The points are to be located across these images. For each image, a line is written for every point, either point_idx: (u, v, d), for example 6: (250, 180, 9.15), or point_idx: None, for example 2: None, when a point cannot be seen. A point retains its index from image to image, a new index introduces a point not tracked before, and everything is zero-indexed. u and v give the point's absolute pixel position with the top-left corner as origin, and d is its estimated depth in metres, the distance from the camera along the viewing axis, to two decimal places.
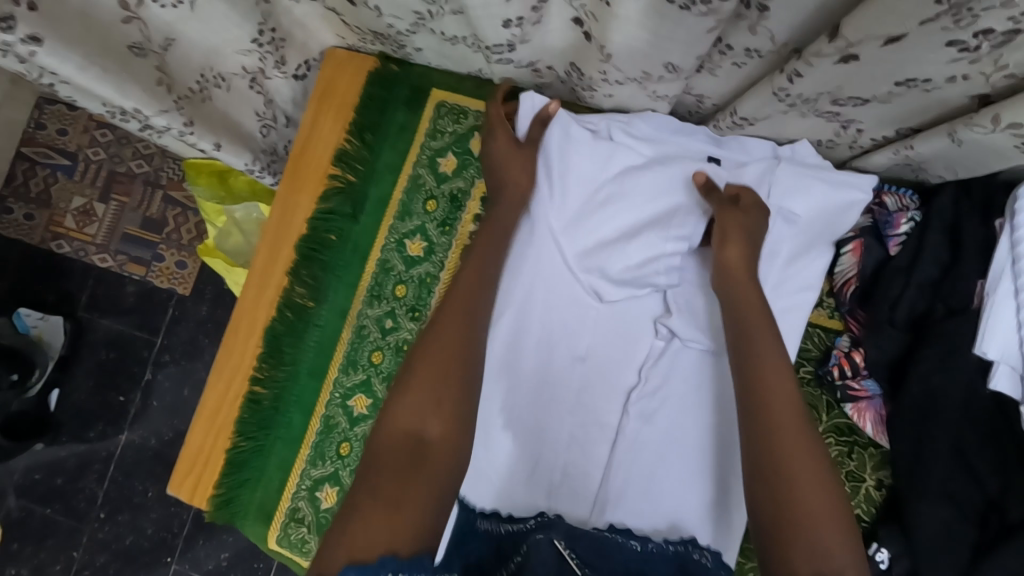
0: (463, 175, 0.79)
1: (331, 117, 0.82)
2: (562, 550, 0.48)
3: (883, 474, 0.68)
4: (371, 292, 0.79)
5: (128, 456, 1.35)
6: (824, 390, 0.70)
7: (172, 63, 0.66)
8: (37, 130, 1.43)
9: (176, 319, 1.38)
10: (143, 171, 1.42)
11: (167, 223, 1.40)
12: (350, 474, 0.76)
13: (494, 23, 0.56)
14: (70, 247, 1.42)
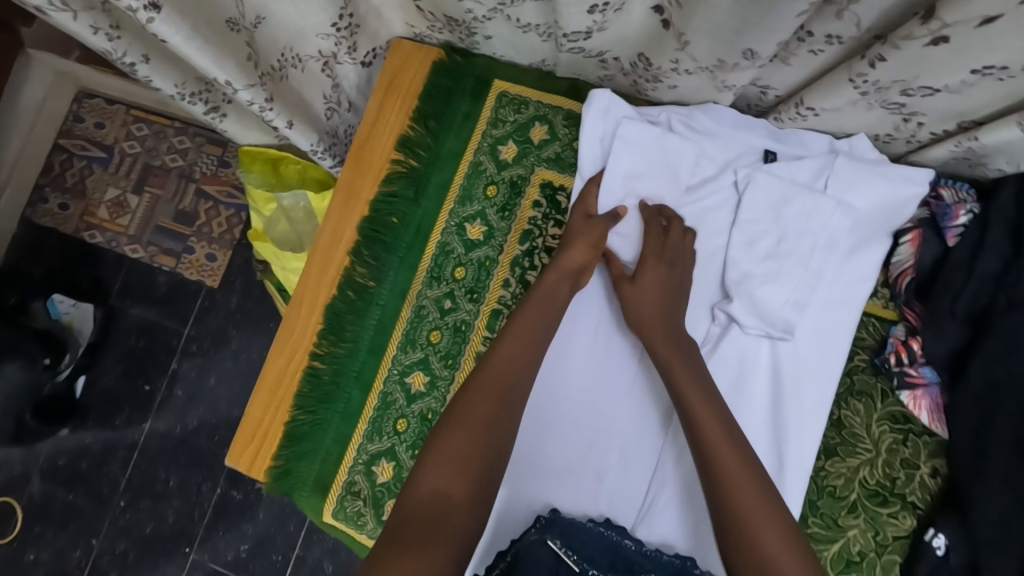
0: (523, 163, 0.82)
1: (394, 110, 0.85)
2: (558, 548, 0.58)
3: (937, 462, 0.69)
4: (431, 273, 0.81)
5: (152, 444, 1.36)
6: (880, 378, 0.71)
7: (260, 41, 0.69)
8: (76, 122, 1.47)
9: (205, 310, 1.40)
10: (177, 165, 1.45)
11: (199, 216, 1.43)
12: (408, 449, 0.77)
13: (580, 10, 0.59)
14: (103, 237, 1.45)
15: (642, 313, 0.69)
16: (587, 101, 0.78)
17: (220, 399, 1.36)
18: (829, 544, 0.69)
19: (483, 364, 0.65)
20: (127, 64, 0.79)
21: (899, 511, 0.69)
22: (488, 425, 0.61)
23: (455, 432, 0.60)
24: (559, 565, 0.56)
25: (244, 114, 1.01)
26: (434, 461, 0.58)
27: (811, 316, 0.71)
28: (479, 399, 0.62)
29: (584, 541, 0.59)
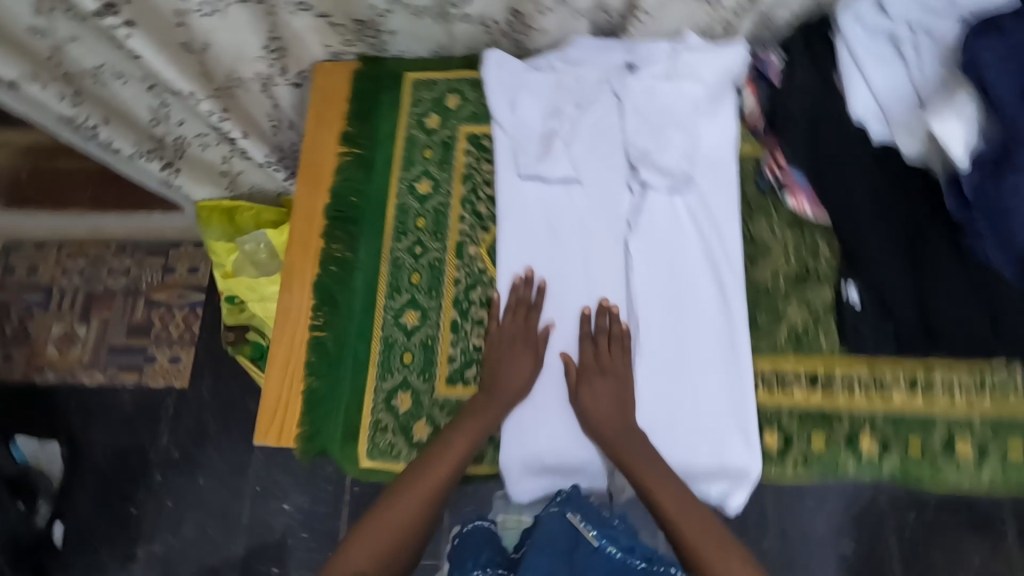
0: (447, 126, 0.99)
1: (330, 126, 1.00)
2: (579, 523, 0.73)
3: (834, 241, 0.86)
4: (397, 229, 0.94)
5: (151, 570, 1.36)
6: (769, 196, 0.90)
7: (209, 62, 0.90)
8: (8, 274, 1.59)
9: (179, 413, 1.46)
10: (121, 284, 1.57)
11: (155, 324, 1.53)
12: (420, 375, 0.86)
13: None
14: (56, 373, 1.50)
15: (597, 414, 0.79)
16: (483, 61, 0.98)
17: (213, 495, 1.39)
18: (775, 329, 0.84)
19: (413, 474, 0.79)
20: (90, 127, 0.97)
21: (819, 286, 0.84)
22: (407, 525, 0.77)
23: (385, 518, 0.77)
24: (578, 537, 0.72)
25: (197, 170, 1.14)
26: (356, 553, 0.76)
27: (703, 167, 0.90)
28: (398, 507, 0.77)
29: (600, 521, 0.74)
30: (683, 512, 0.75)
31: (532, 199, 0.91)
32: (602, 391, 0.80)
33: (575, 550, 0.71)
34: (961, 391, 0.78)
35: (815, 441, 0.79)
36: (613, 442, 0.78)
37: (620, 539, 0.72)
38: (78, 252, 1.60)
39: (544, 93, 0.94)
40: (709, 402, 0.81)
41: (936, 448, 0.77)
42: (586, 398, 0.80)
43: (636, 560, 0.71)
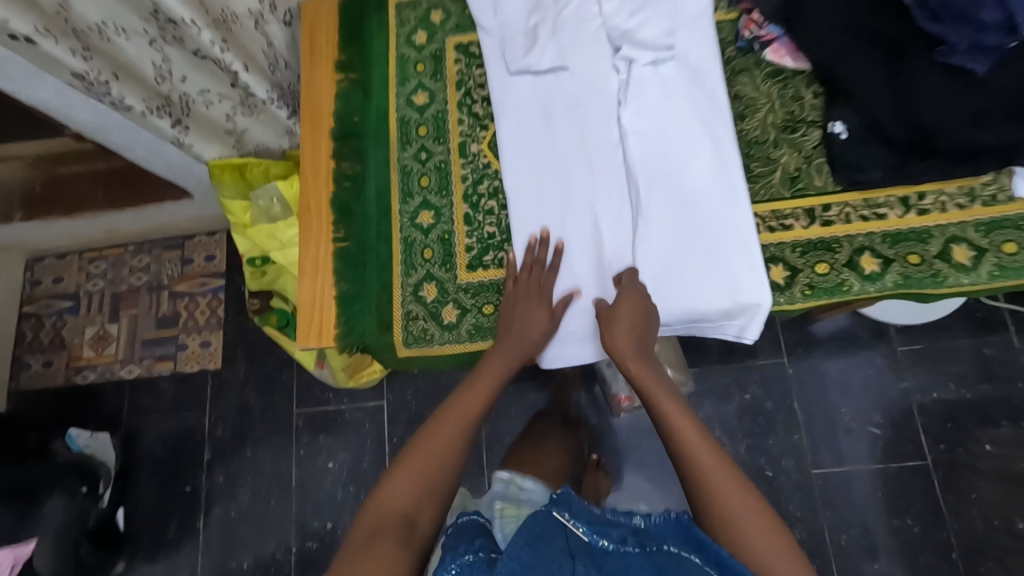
0: (435, 40, 1.03)
1: (324, 62, 1.05)
2: (564, 519, 0.66)
3: (815, 87, 0.90)
4: (401, 140, 0.99)
5: (214, 539, 1.44)
6: (750, 55, 0.93)
7: None
8: (35, 286, 1.65)
9: (218, 393, 1.53)
10: (144, 281, 1.64)
11: (181, 314, 1.60)
12: (441, 266, 0.92)
13: None
14: (96, 372, 1.58)
15: (622, 344, 0.81)
16: None
17: (261, 464, 1.47)
18: (768, 174, 0.88)
19: (445, 407, 0.81)
20: (102, 84, 1.01)
21: (806, 129, 0.89)
22: (446, 452, 0.76)
23: (419, 456, 0.76)
24: (566, 532, 0.64)
25: (204, 129, 1.22)
26: (398, 484, 0.73)
27: (684, 37, 0.94)
28: (436, 437, 0.77)
29: (588, 515, 0.68)
30: (709, 452, 0.73)
31: (524, 96, 0.96)
32: (625, 311, 0.82)
33: (564, 543, 0.62)
34: (951, 203, 0.83)
35: (820, 266, 0.83)
36: (639, 372, 0.80)
37: (611, 532, 0.65)
38: (98, 258, 1.67)
39: None
40: (721, 252, 0.85)
41: (935, 255, 0.81)
42: (617, 326, 0.81)
43: (632, 547, 0.63)
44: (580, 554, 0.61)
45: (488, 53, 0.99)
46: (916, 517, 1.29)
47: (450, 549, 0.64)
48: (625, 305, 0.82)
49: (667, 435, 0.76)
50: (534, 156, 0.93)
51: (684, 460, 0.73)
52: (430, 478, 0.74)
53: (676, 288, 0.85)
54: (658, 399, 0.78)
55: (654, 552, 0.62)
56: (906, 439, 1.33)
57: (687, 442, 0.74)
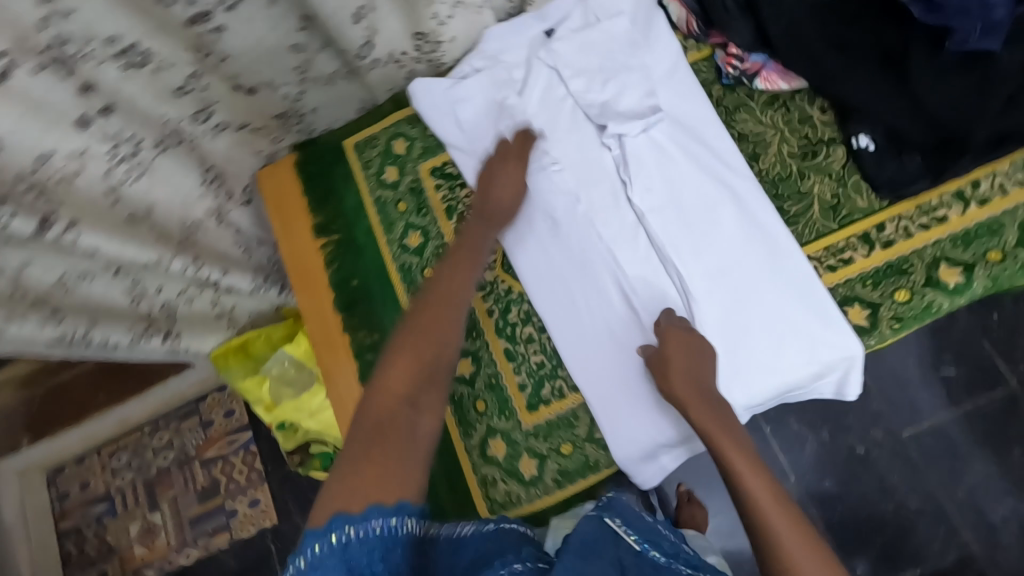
0: (407, 172, 0.96)
1: (300, 233, 0.97)
2: (617, 526, 0.63)
3: (820, 101, 0.84)
4: (410, 291, 0.91)
5: None
6: (739, 90, 0.87)
7: (159, 221, 0.86)
8: (62, 500, 1.53)
9: (284, 551, 1.44)
10: (171, 458, 1.54)
11: (220, 481, 1.51)
12: (499, 416, 0.84)
13: (348, 20, 0.79)
14: (154, 569, 1.47)
15: (678, 386, 0.71)
16: (411, 94, 0.95)
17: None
18: (806, 210, 0.81)
19: (440, 273, 0.76)
20: (83, 337, 0.93)
21: (829, 149, 0.82)
22: (447, 329, 0.70)
23: (424, 328, 0.70)
24: (617, 538, 0.61)
25: (196, 327, 1.14)
26: (397, 364, 0.66)
27: (665, 95, 0.87)
28: (431, 307, 0.72)
29: (641, 525, 0.64)
30: (779, 507, 0.62)
31: (520, 204, 0.88)
32: (676, 352, 0.73)
33: (618, 553, 0.59)
34: (1010, 181, 0.76)
35: (900, 293, 0.76)
36: (699, 414, 0.69)
37: (661, 544, 0.63)
38: (118, 449, 1.55)
39: (480, 98, 0.92)
40: (768, 293, 0.77)
41: (1015, 245, 0.74)
42: (672, 368, 0.72)
43: (682, 565, 0.61)
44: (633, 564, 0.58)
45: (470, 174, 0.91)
46: None
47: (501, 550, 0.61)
48: (674, 342, 0.74)
49: (733, 489, 0.65)
50: (555, 269, 0.85)
51: (753, 519, 0.62)
52: (434, 382, 0.67)
53: (758, 369, 0.76)
54: (725, 446, 0.67)
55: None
56: (988, 371, 1.16)
57: (753, 497, 0.63)
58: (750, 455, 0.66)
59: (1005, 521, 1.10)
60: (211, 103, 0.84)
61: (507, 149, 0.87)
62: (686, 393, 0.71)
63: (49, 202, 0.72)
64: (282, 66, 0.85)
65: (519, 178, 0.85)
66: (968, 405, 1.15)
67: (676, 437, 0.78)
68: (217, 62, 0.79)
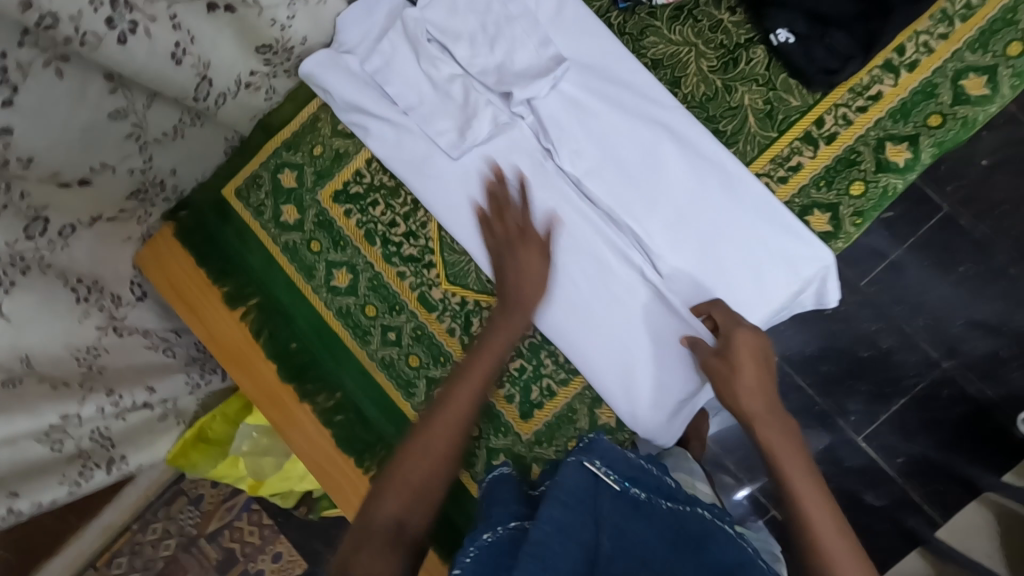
0: (308, 206, 0.84)
1: (213, 311, 0.85)
2: (596, 469, 0.58)
3: (726, 2, 0.76)
4: (358, 335, 0.82)
5: None
6: (639, 11, 0.78)
7: (47, 370, 0.71)
8: None
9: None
10: (171, 546, 1.34)
11: (235, 551, 1.33)
12: (497, 435, 0.79)
13: (168, 65, 0.66)
14: None
15: (748, 403, 0.69)
16: (309, 82, 0.82)
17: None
18: (742, 126, 0.76)
19: (463, 366, 0.73)
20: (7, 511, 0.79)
21: (748, 52, 0.75)
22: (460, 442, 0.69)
23: (420, 456, 0.67)
24: (599, 482, 0.57)
25: (140, 441, 1.00)
26: (403, 474, 0.66)
27: (562, 37, 0.77)
28: (448, 413, 0.69)
29: (623, 465, 0.60)
30: (835, 534, 0.61)
31: (460, 190, 0.79)
32: (747, 361, 0.69)
33: (598, 496, 0.55)
34: (934, 38, 0.72)
35: (855, 187, 0.73)
36: (768, 436, 0.67)
37: (644, 480, 0.59)
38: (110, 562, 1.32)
39: (396, 68, 0.78)
40: (729, 225, 0.73)
41: (952, 103, 0.71)
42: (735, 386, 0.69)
43: (665, 502, 0.58)
44: (613, 507, 0.54)
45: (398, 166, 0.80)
46: None
47: (481, 521, 0.58)
48: (742, 356, 0.69)
49: (790, 513, 0.64)
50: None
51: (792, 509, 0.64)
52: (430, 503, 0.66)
53: (744, 304, 0.73)
54: (794, 478, 0.65)
55: (692, 511, 0.57)
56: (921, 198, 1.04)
57: (794, 491, 0.64)
58: (813, 477, 0.65)
59: (965, 330, 1.04)
60: (42, 210, 0.68)
61: (501, 193, 0.77)
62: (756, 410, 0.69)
63: None
64: (111, 140, 0.69)
65: (504, 223, 0.77)
66: (910, 241, 1.05)
67: (685, 403, 0.75)
68: (22, 167, 0.62)
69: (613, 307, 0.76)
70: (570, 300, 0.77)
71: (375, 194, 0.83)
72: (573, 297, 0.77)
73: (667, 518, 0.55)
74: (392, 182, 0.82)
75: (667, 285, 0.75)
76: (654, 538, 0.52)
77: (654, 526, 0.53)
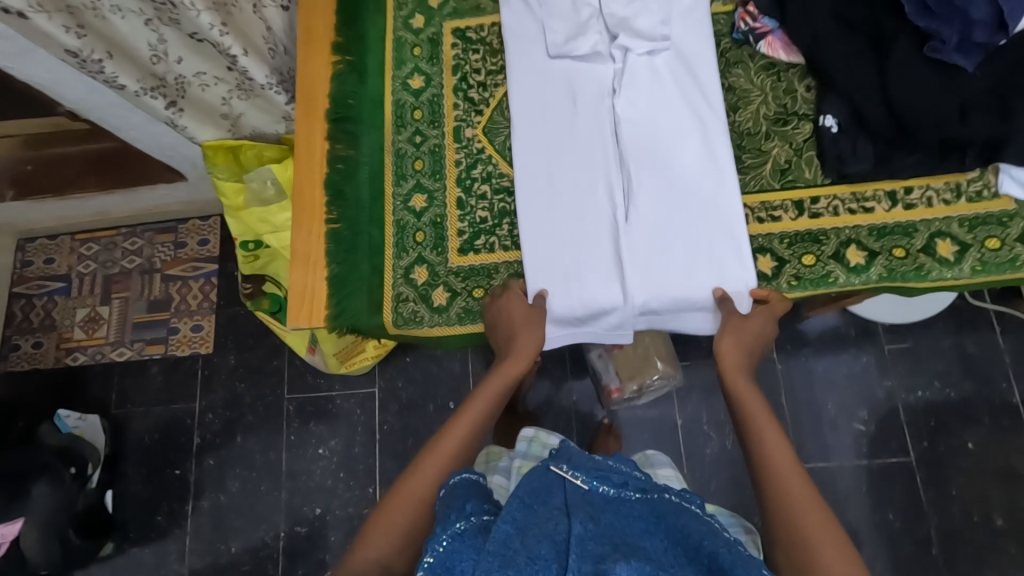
0: (432, 24, 1.03)
1: (319, 45, 1.04)
2: (563, 470, 0.69)
3: (808, 81, 0.91)
4: (395, 124, 0.99)
5: (229, 503, 1.63)
6: (744, 48, 0.94)
7: None
8: (84, 264, 1.84)
9: (212, 373, 1.73)
10: None
11: None
12: (432, 250, 0.92)
13: None
14: (87, 354, 1.77)
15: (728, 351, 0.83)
16: None
17: (252, 451, 1.66)
18: (759, 166, 0.89)
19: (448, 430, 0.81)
20: (95, 61, 1.00)
21: (798, 122, 0.90)
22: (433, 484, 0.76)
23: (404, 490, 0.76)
24: (566, 480, 0.68)
25: (200, 113, 1.23)
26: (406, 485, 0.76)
27: (680, 29, 0.94)
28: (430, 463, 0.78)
29: (586, 463, 0.71)
30: (808, 499, 0.70)
31: (536, 78, 0.96)
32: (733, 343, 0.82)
33: (565, 491, 0.66)
34: (937, 199, 0.84)
35: (806, 257, 0.84)
36: (738, 384, 0.81)
37: (610, 479, 0.69)
38: (92, 241, 1.85)
39: None
40: (697, 221, 0.87)
41: (919, 249, 0.82)
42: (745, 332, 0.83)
43: (633, 493, 0.67)
44: (579, 503, 0.65)
45: (508, 34, 0.98)
46: (899, 512, 1.36)
47: (450, 510, 0.67)
48: (741, 333, 0.82)
49: (764, 469, 0.74)
50: (542, 146, 0.93)
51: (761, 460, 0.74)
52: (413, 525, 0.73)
53: (667, 278, 0.86)
54: (764, 433, 0.76)
55: (658, 500, 0.68)
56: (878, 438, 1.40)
57: (762, 444, 0.76)
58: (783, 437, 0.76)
59: None
60: None
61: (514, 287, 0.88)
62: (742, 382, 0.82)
63: None
64: None
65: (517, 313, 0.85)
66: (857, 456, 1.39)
67: (584, 317, 0.87)
68: None
69: (575, 220, 0.89)
70: (550, 197, 0.91)
71: (480, 45, 1.01)
72: (553, 196, 0.91)
73: (636, 508, 0.66)
74: (497, 46, 1.00)
75: (624, 231, 0.88)
76: (624, 526, 0.62)
77: (627, 516, 0.64)
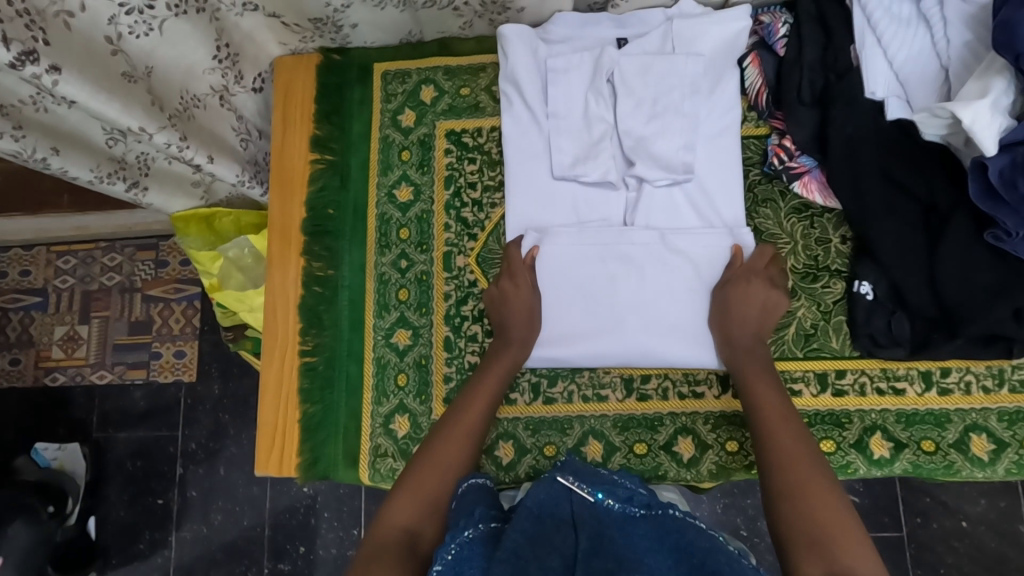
0: (424, 122, 0.91)
1: (298, 130, 0.92)
2: (570, 482, 0.64)
3: (844, 230, 0.81)
4: (379, 243, 0.89)
5: (196, 555, 1.40)
6: (775, 183, 0.83)
7: (157, 85, 0.80)
8: (56, 277, 1.52)
9: (193, 406, 1.44)
10: (116, 281, 1.51)
11: (155, 320, 1.48)
12: (415, 397, 0.84)
13: None
14: (66, 374, 1.48)
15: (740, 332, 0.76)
16: (499, 36, 0.86)
17: (234, 484, 1.41)
18: (784, 329, 0.80)
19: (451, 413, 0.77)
20: (40, 160, 0.89)
21: (829, 280, 0.80)
22: (453, 465, 0.73)
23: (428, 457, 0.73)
24: (573, 494, 0.63)
25: (167, 185, 1.09)
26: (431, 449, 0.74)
27: (706, 155, 0.82)
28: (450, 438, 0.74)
29: (590, 475, 0.67)
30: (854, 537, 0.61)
31: (541, 206, 0.84)
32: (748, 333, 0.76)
33: (571, 504, 0.61)
34: (976, 385, 0.75)
35: (823, 443, 0.76)
36: (754, 383, 0.73)
37: (616, 491, 0.63)
38: (67, 252, 1.52)
39: (568, 81, 0.84)
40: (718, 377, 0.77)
41: (950, 443, 0.74)
42: (755, 382, 0.73)
43: (637, 509, 0.61)
44: (588, 518, 0.59)
45: (508, 148, 0.86)
46: None
47: (460, 517, 0.62)
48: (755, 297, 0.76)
49: (787, 481, 0.65)
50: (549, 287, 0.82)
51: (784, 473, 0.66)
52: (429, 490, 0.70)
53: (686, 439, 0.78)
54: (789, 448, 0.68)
55: (660, 519, 0.60)
56: None
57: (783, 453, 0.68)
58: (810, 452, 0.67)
59: None
60: None
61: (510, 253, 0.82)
62: (772, 419, 0.71)
63: (37, 36, 0.64)
64: None
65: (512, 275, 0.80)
66: None
67: None
68: None
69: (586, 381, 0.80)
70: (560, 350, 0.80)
71: (477, 153, 0.89)
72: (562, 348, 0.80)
73: (643, 527, 0.58)
74: (496, 156, 0.89)
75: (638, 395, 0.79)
76: (631, 544, 0.55)
77: (637, 536, 0.56)
